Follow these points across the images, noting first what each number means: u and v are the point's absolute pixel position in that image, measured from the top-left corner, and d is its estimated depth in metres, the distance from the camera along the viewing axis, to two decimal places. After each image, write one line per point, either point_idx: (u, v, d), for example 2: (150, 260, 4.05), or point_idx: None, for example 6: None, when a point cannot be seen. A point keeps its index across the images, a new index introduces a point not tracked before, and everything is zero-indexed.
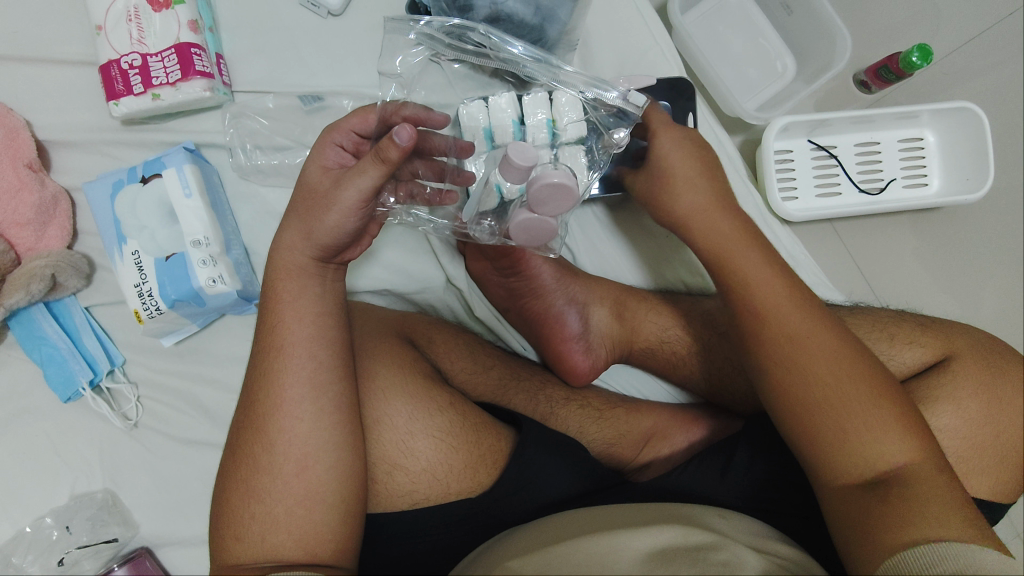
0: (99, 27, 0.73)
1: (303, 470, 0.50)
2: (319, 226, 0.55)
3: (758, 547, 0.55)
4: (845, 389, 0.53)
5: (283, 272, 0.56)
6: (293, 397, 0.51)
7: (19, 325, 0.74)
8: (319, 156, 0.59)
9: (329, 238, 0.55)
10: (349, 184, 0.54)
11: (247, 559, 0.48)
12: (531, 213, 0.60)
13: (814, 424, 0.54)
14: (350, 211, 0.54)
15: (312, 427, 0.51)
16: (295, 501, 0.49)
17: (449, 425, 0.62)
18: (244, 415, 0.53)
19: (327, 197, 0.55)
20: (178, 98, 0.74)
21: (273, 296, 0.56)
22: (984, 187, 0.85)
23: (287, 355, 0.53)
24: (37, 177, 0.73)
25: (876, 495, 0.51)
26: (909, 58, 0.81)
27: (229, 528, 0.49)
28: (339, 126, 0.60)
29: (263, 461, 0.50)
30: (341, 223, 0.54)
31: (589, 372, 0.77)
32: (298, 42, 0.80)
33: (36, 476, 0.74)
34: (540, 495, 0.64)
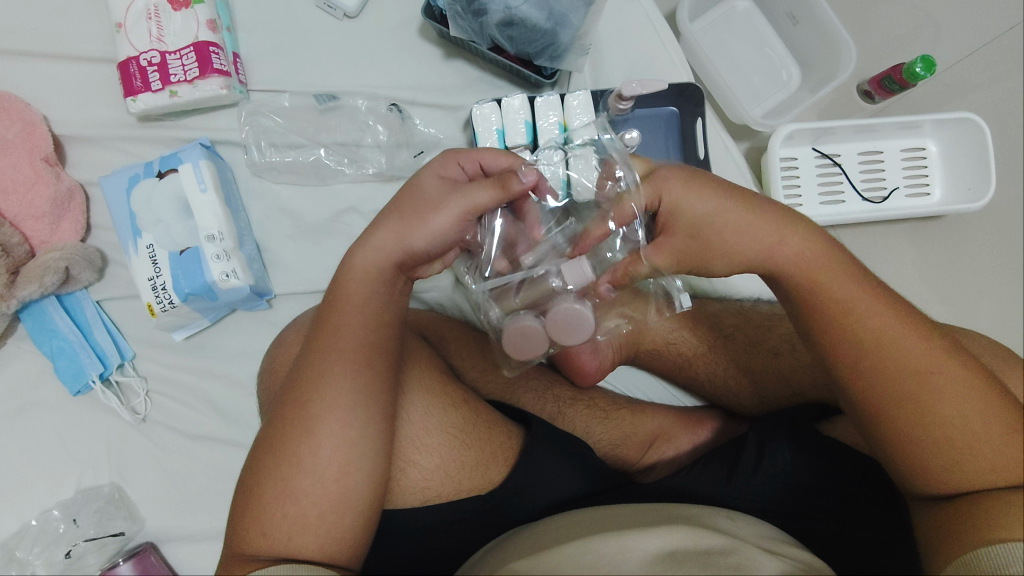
0: (118, 24, 0.74)
1: (345, 475, 0.50)
2: (422, 227, 0.56)
3: (770, 549, 0.56)
4: (908, 367, 0.50)
5: (357, 274, 0.56)
6: (341, 400, 0.51)
7: (31, 317, 0.74)
8: (440, 166, 0.60)
9: (426, 240, 0.57)
10: (461, 196, 0.56)
11: (268, 554, 0.48)
12: (536, 323, 0.58)
13: (885, 414, 0.51)
14: (454, 220, 0.56)
15: (358, 434, 0.51)
16: (330, 505, 0.49)
17: (464, 423, 0.63)
18: (283, 409, 0.52)
19: (439, 201, 0.56)
20: (196, 95, 0.75)
21: (339, 299, 0.56)
22: (985, 197, 0.87)
23: (336, 358, 0.52)
24: (53, 171, 0.74)
25: (945, 475, 0.50)
26: (913, 69, 0.82)
27: (254, 521, 0.49)
28: (470, 151, 0.60)
29: (303, 462, 0.50)
30: (444, 229, 0.56)
31: (596, 373, 0.77)
32: (314, 43, 0.81)
33: (43, 469, 0.75)
34: (547, 494, 0.64)
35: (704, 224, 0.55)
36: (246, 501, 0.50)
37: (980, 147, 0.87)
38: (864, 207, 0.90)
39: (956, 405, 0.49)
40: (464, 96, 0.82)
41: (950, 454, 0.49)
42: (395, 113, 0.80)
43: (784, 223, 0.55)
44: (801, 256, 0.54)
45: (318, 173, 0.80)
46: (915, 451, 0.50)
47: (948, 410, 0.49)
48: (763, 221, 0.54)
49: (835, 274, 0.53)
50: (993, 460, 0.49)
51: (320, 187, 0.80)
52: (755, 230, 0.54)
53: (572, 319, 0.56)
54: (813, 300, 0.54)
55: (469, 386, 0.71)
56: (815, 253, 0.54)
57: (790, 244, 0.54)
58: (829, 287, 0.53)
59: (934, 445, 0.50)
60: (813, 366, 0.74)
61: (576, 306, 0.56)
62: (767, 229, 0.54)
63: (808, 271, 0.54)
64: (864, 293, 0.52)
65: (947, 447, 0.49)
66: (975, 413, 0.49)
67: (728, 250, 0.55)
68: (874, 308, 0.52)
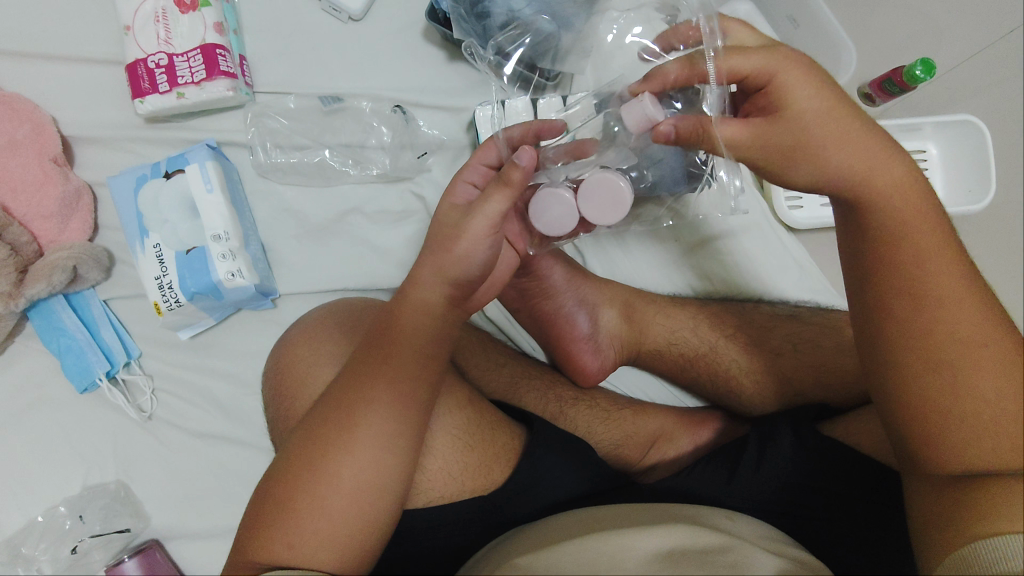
0: (127, 26, 0.75)
1: (378, 496, 0.51)
2: (451, 258, 0.54)
3: (770, 549, 0.57)
4: (960, 331, 0.49)
5: (409, 304, 0.56)
6: (385, 423, 0.52)
7: (39, 315, 0.75)
8: (452, 193, 0.60)
9: (462, 270, 0.55)
10: (479, 214, 0.54)
11: (281, 555, 0.49)
12: (568, 193, 0.58)
13: (921, 373, 0.49)
14: (480, 239, 0.54)
15: (394, 455, 0.52)
16: (360, 524, 0.50)
17: (473, 429, 0.64)
18: (320, 414, 0.53)
19: (458, 226, 0.55)
20: (203, 97, 0.76)
21: (397, 321, 0.55)
22: (984, 200, 0.87)
23: (386, 376, 0.53)
24: (61, 171, 0.75)
25: (959, 453, 0.48)
26: (913, 71, 0.83)
27: (273, 522, 0.50)
28: (471, 164, 0.61)
29: (337, 479, 0.50)
30: (470, 255, 0.54)
31: (598, 373, 0.79)
32: (319, 45, 0.82)
33: (50, 466, 0.75)
34: (549, 493, 0.64)
35: (814, 121, 0.51)
36: (267, 508, 0.51)
37: (981, 150, 0.88)
38: None
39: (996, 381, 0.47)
40: (467, 98, 0.83)
41: (969, 430, 0.48)
42: (398, 115, 0.81)
43: (882, 157, 0.51)
44: (890, 195, 0.51)
45: (323, 174, 0.81)
46: (933, 419, 0.49)
47: (985, 382, 0.47)
48: (853, 139, 0.51)
49: (916, 227, 0.51)
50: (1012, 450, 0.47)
51: (324, 188, 0.81)
52: (844, 146, 0.51)
53: (614, 196, 0.56)
54: (885, 236, 0.51)
55: (473, 386, 0.72)
56: (901, 189, 0.51)
57: (882, 177, 0.51)
58: (907, 231, 0.51)
59: (963, 416, 0.48)
60: (817, 365, 0.75)
61: (617, 182, 0.56)
62: (858, 151, 0.51)
63: (890, 207, 0.51)
64: (937, 245, 0.51)
65: (972, 421, 0.48)
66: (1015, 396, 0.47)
67: (835, 156, 0.51)
68: (943, 266, 0.50)
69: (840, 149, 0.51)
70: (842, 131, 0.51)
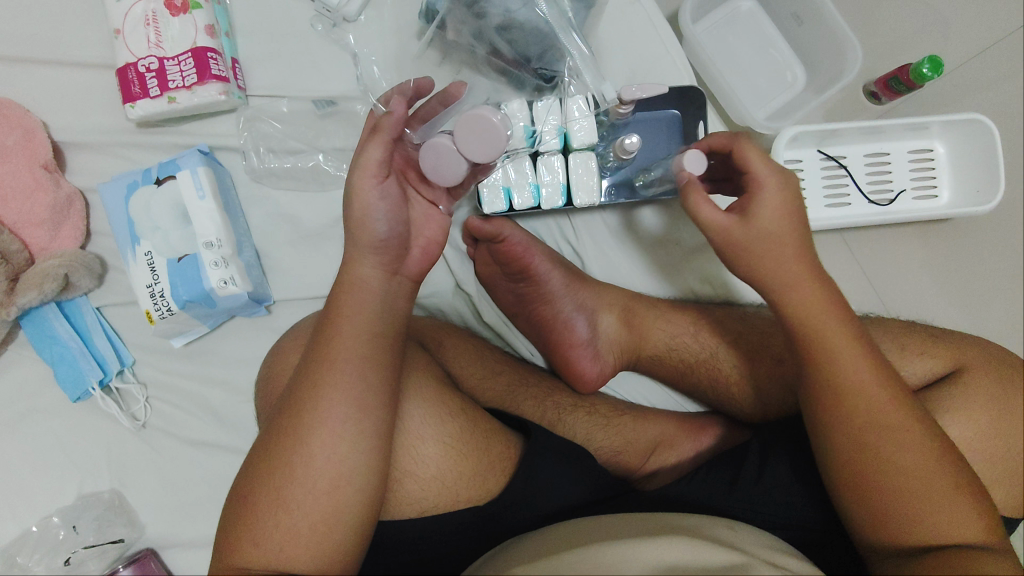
0: (117, 30, 0.74)
1: (336, 488, 0.49)
2: (359, 220, 0.54)
3: (769, 560, 0.55)
4: (891, 433, 0.54)
5: (348, 286, 0.55)
6: (336, 415, 0.50)
7: (31, 324, 0.74)
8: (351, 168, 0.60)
9: (371, 229, 0.54)
10: (359, 168, 0.54)
11: (259, 566, 0.48)
12: (450, 142, 0.55)
13: (863, 475, 0.55)
14: (370, 192, 0.53)
15: (350, 445, 0.50)
16: (321, 518, 0.49)
17: (459, 432, 0.62)
18: (281, 416, 0.52)
19: (349, 188, 0.54)
20: (194, 102, 0.74)
21: (336, 307, 0.54)
22: (994, 200, 0.85)
23: (332, 365, 0.52)
24: (52, 177, 0.74)
25: (909, 531, 0.54)
26: (920, 69, 0.81)
27: (245, 530, 0.49)
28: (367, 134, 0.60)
29: (297, 473, 0.49)
30: (371, 208, 0.53)
31: (597, 379, 0.77)
32: (314, 47, 0.81)
33: (43, 476, 0.75)
34: (547, 503, 0.63)
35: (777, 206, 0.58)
36: (239, 511, 0.50)
37: (990, 149, 0.85)
38: (870, 211, 0.89)
39: (922, 470, 0.54)
40: None
41: (910, 512, 0.54)
42: None
43: (807, 277, 0.57)
44: (823, 314, 0.57)
45: (317, 178, 0.80)
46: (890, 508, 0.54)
47: (911, 472, 0.54)
48: (790, 250, 0.57)
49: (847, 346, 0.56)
50: (947, 522, 0.53)
51: (319, 193, 0.80)
52: (778, 268, 0.57)
53: (489, 133, 0.54)
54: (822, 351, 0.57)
55: (467, 394, 0.70)
56: (826, 310, 0.57)
57: (802, 297, 0.57)
58: (837, 347, 0.56)
59: (905, 502, 0.54)
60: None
61: (490, 116, 0.54)
62: (790, 264, 0.57)
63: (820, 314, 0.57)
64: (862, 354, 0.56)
65: (913, 507, 0.53)
66: (941, 482, 0.54)
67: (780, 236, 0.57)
68: (868, 381, 0.55)
69: (777, 262, 0.57)
70: (783, 255, 0.57)
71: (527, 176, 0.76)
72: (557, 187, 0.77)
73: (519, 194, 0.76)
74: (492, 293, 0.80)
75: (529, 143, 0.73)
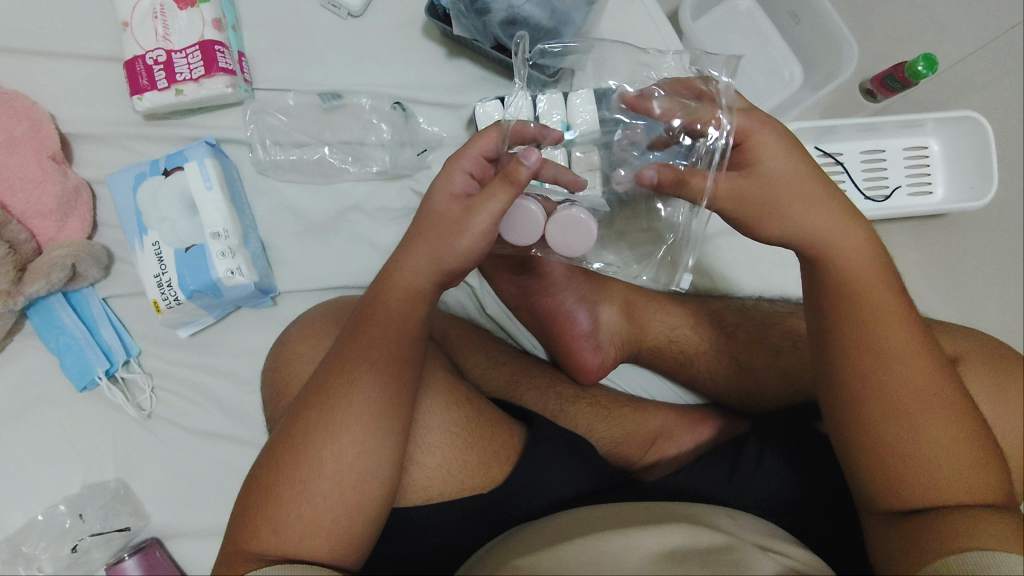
0: (125, 23, 0.75)
1: (363, 482, 0.50)
2: (454, 250, 0.55)
3: (764, 546, 0.56)
4: (910, 390, 0.52)
5: (396, 291, 0.56)
6: (371, 411, 0.51)
7: (37, 313, 0.75)
8: (446, 182, 0.57)
9: (459, 261, 0.56)
10: (479, 209, 0.54)
11: (274, 552, 0.49)
12: (540, 214, 0.61)
13: (872, 430, 0.53)
14: (480, 235, 0.55)
15: (378, 441, 0.51)
16: (345, 509, 0.50)
17: (467, 423, 0.63)
18: (304, 409, 0.52)
19: (461, 222, 0.55)
20: (201, 94, 0.75)
21: (373, 307, 0.56)
22: (988, 195, 0.87)
23: (366, 364, 0.53)
24: (59, 168, 0.75)
25: (919, 491, 0.52)
26: (915, 67, 0.82)
27: (266, 518, 0.49)
28: (468, 152, 0.57)
29: (322, 466, 0.50)
30: (472, 247, 0.55)
31: (599, 370, 0.78)
32: (318, 41, 0.82)
33: (49, 465, 0.75)
34: (548, 494, 0.64)
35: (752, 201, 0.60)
36: (260, 499, 0.51)
37: (983, 146, 0.87)
38: (866, 206, 0.90)
39: (931, 428, 0.52)
40: (466, 94, 0.82)
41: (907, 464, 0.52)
42: (398, 111, 0.81)
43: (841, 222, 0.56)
44: (861, 281, 0.55)
45: (323, 171, 0.81)
46: (900, 460, 0.52)
47: (921, 436, 0.52)
48: (819, 202, 0.56)
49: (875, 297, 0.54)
50: (953, 480, 0.51)
51: (325, 185, 0.81)
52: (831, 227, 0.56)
53: (573, 232, 0.62)
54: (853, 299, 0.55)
55: (472, 384, 0.71)
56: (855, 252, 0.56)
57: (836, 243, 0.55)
58: (870, 299, 0.55)
59: (915, 457, 0.52)
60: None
61: (581, 220, 0.61)
62: (823, 217, 0.56)
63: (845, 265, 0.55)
64: (890, 303, 0.54)
65: (915, 461, 0.52)
66: (944, 440, 0.51)
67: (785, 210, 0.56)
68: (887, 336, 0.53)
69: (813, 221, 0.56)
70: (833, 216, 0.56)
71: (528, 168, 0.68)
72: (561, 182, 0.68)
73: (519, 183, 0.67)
74: (494, 287, 0.81)
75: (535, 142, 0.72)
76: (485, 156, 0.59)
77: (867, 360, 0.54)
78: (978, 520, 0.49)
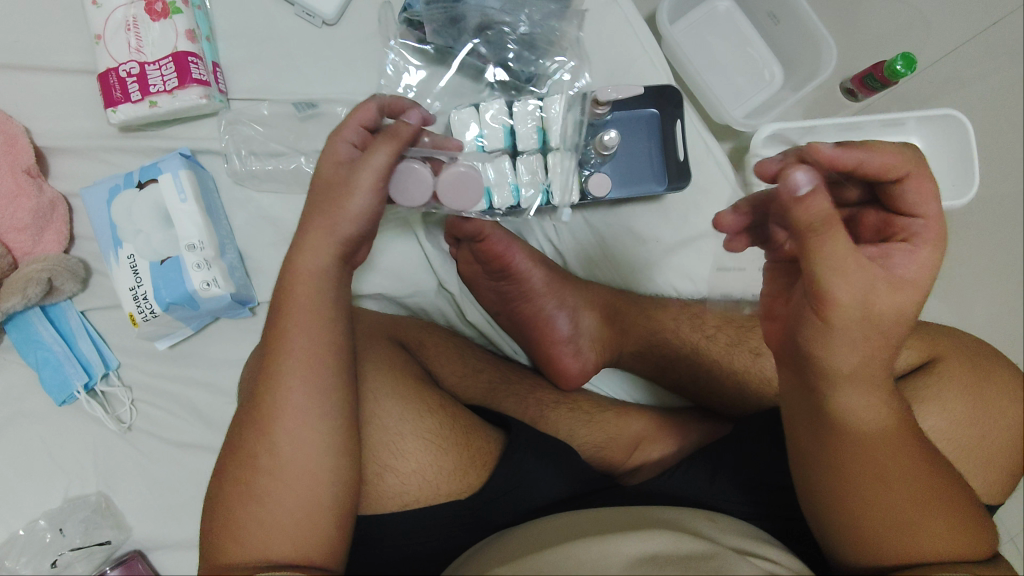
0: (98, 36, 0.74)
1: (304, 476, 0.53)
2: (350, 210, 0.58)
3: (744, 550, 0.56)
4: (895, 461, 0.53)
5: (300, 275, 0.57)
6: (302, 424, 0.54)
7: (15, 328, 0.74)
8: (331, 152, 0.61)
9: (358, 223, 0.58)
10: (365, 165, 0.58)
11: (240, 560, 0.52)
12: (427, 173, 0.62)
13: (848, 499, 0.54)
14: (370, 190, 0.58)
15: (309, 435, 0.54)
16: (293, 506, 0.53)
17: (440, 428, 0.63)
18: (248, 412, 0.56)
19: (348, 182, 0.58)
20: (175, 105, 0.75)
21: (289, 302, 0.57)
22: (970, 193, 0.86)
23: (289, 359, 0.55)
24: (35, 182, 0.74)
25: (892, 548, 0.53)
26: (894, 67, 0.80)
27: (226, 526, 0.53)
28: (347, 123, 0.62)
29: (263, 466, 0.53)
30: (366, 206, 0.58)
31: (580, 376, 0.79)
32: (294, 50, 0.81)
33: (29, 479, 0.75)
34: (529, 498, 0.64)
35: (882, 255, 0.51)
36: (222, 505, 0.54)
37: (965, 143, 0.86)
38: None
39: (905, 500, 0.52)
40: None
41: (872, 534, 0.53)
42: None
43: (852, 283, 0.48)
44: (846, 342, 0.50)
45: (300, 180, 0.80)
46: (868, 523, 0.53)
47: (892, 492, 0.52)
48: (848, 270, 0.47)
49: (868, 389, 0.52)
50: (927, 528, 0.52)
51: (301, 194, 0.80)
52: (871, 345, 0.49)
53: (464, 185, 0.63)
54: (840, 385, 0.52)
55: (448, 393, 0.70)
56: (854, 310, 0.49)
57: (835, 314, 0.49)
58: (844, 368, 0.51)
59: (885, 517, 0.53)
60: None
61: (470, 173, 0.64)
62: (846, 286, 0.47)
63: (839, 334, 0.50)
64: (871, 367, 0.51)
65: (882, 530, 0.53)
66: (928, 502, 0.52)
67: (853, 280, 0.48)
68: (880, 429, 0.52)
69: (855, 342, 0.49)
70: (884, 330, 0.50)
71: (507, 173, 0.73)
72: (537, 187, 0.74)
73: (499, 193, 0.73)
74: (474, 293, 0.82)
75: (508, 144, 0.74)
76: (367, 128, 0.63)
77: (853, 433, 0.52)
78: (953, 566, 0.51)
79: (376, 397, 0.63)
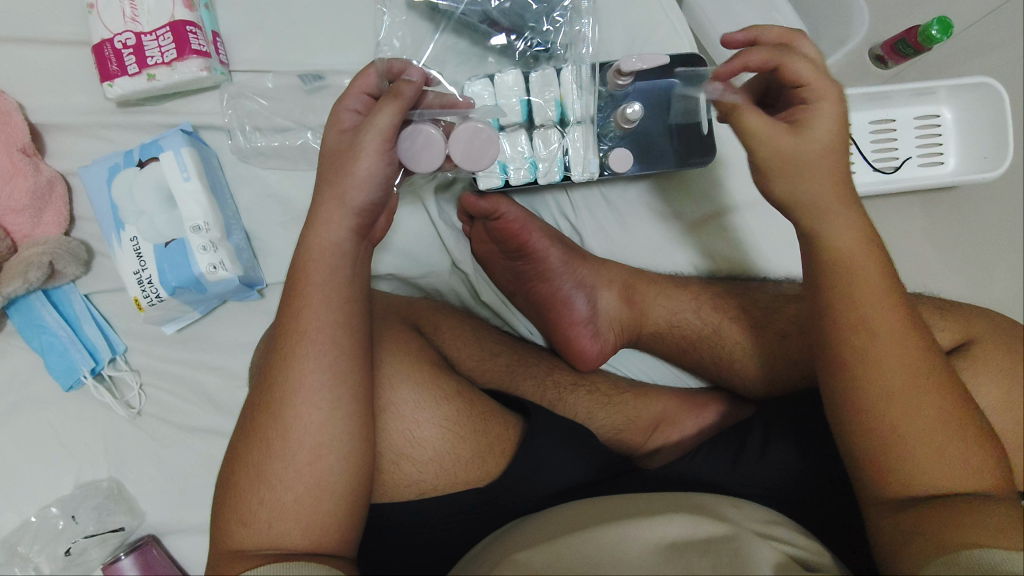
0: (91, 4, 0.70)
1: (317, 459, 0.51)
2: (353, 181, 0.56)
3: (767, 534, 0.53)
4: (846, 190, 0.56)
5: (316, 252, 0.56)
6: (320, 403, 0.52)
7: (18, 312, 0.72)
8: (336, 123, 0.60)
9: (364, 193, 0.56)
10: (369, 128, 0.56)
11: (250, 547, 0.50)
12: (438, 135, 0.58)
13: (867, 418, 0.53)
14: (376, 154, 0.56)
15: (327, 416, 0.52)
16: (305, 489, 0.51)
17: (457, 414, 0.60)
18: (259, 396, 0.54)
19: (352, 146, 0.56)
20: (174, 78, 0.72)
21: (301, 286, 0.55)
22: (1002, 166, 0.82)
23: (302, 337, 0.53)
24: (31, 161, 0.71)
25: (895, 482, 0.52)
26: (928, 31, 0.75)
27: (234, 514, 0.51)
28: (350, 90, 0.60)
29: (274, 448, 0.52)
30: (371, 171, 0.56)
31: (598, 357, 0.76)
32: (295, 18, 0.77)
33: (39, 465, 0.74)
34: (549, 484, 0.63)
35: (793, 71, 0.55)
36: (228, 492, 0.52)
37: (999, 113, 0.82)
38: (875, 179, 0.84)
39: (932, 413, 0.52)
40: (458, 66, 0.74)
41: (917, 472, 0.51)
42: None
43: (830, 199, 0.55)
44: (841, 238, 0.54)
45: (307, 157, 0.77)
46: (870, 434, 0.52)
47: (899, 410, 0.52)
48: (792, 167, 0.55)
49: (888, 299, 0.53)
50: (924, 452, 0.51)
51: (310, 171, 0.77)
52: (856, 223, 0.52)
53: (479, 147, 0.60)
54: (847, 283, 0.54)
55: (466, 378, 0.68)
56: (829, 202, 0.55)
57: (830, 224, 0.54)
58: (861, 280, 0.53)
59: (891, 443, 0.52)
60: None
61: (485, 132, 0.60)
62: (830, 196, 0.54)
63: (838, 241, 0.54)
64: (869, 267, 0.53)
65: (932, 462, 0.51)
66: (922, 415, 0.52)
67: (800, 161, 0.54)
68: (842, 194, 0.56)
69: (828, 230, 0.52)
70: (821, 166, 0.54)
71: (523, 149, 0.70)
72: (555, 161, 0.71)
73: (515, 169, 0.71)
74: (490, 273, 0.80)
75: (526, 119, 0.70)
76: (370, 95, 0.61)
77: (897, 355, 0.52)
78: (935, 475, 0.51)
79: (394, 381, 0.60)
